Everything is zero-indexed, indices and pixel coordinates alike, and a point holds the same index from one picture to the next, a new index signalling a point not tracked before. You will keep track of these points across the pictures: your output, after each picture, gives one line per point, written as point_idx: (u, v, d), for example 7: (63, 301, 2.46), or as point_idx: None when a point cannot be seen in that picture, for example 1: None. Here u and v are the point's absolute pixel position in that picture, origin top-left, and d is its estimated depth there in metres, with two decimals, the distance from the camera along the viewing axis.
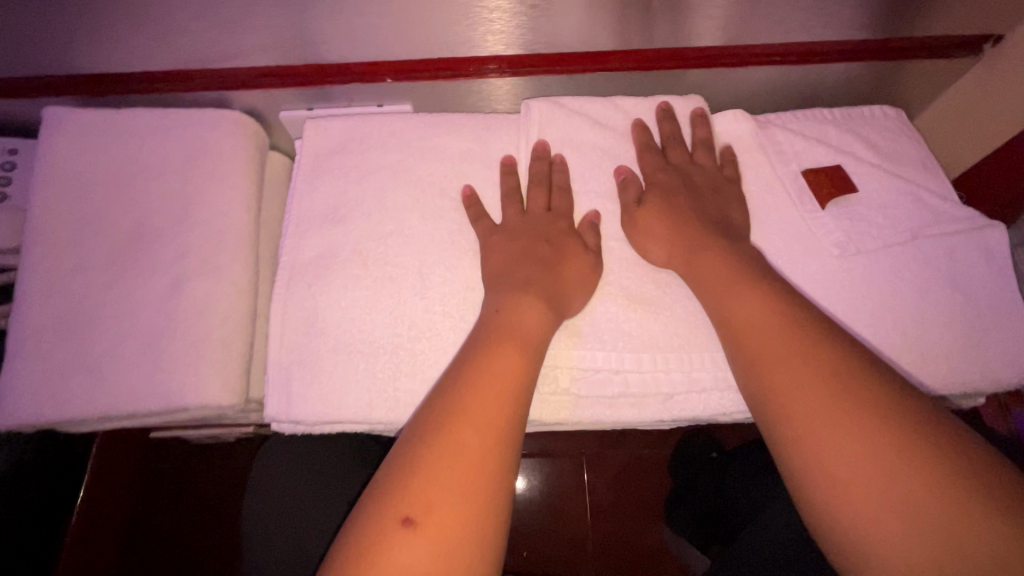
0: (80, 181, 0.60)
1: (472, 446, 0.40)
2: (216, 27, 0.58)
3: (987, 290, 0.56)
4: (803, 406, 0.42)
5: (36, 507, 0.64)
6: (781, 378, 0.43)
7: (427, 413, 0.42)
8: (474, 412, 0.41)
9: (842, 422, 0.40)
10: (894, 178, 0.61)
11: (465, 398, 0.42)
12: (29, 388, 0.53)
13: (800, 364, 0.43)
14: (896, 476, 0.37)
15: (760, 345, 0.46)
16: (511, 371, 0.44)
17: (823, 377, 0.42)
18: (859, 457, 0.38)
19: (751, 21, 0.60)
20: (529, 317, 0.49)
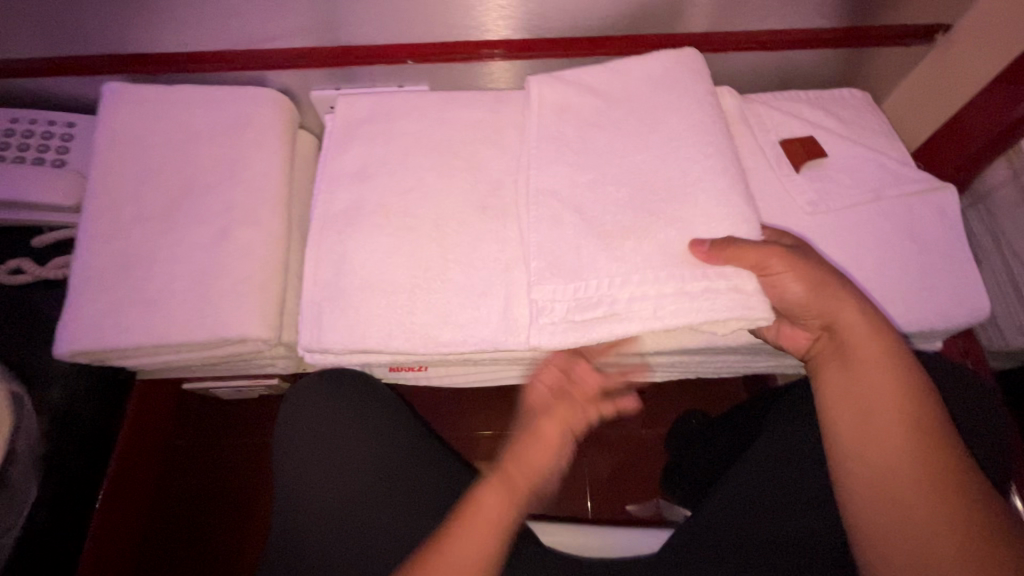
0: (136, 145, 0.68)
1: (491, 516, 0.52)
2: (262, 10, 0.67)
3: (940, 242, 0.63)
4: (868, 414, 0.50)
5: (88, 440, 0.71)
6: (856, 378, 0.52)
7: (473, 487, 0.55)
8: (485, 509, 0.52)
9: (890, 439, 0.49)
10: (860, 147, 0.68)
11: (483, 495, 0.53)
12: (95, 319, 0.61)
13: (882, 367, 0.51)
14: (907, 493, 0.47)
15: (857, 363, 0.52)
16: (502, 495, 0.53)
17: (900, 408, 0.49)
18: (885, 453, 0.48)
19: (731, 8, 0.68)
20: (540, 447, 0.58)
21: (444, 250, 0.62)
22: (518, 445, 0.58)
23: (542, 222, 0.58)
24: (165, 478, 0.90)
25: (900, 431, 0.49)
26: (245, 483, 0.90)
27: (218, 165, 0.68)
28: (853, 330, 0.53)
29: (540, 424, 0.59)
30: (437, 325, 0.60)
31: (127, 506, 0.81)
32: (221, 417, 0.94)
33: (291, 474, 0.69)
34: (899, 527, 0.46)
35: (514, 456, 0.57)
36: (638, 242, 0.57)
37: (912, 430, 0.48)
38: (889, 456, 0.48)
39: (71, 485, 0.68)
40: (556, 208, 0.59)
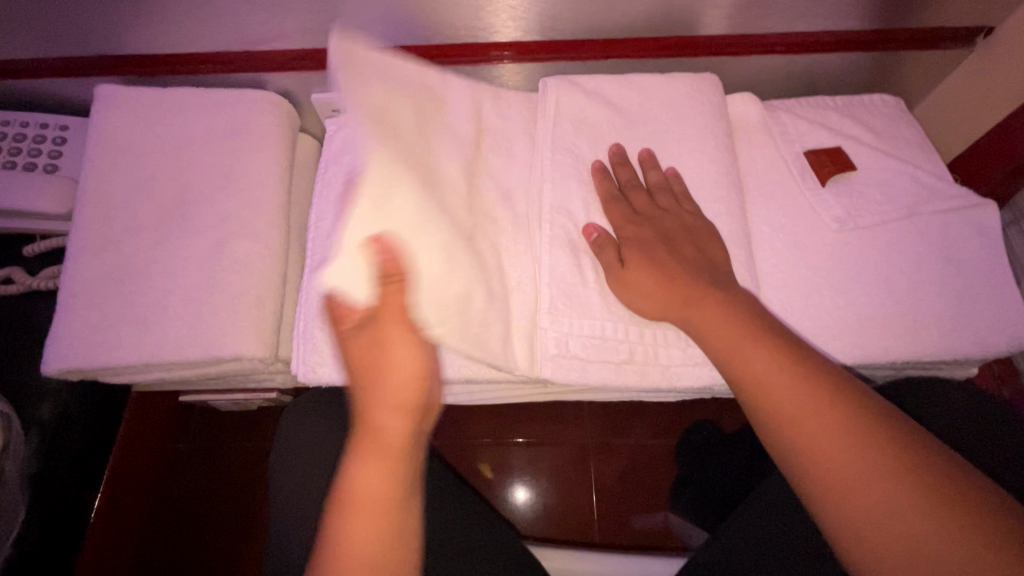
0: (129, 152, 0.65)
1: (374, 495, 0.46)
2: (259, 12, 0.63)
3: (979, 263, 0.59)
4: (782, 401, 0.43)
5: (81, 458, 0.68)
6: (755, 373, 0.45)
7: (349, 472, 0.47)
8: (377, 491, 0.46)
9: (799, 414, 0.42)
10: (892, 159, 0.64)
11: (361, 477, 0.46)
12: (84, 336, 0.58)
13: (757, 349, 0.45)
14: (866, 475, 0.39)
15: (717, 330, 0.47)
16: (383, 470, 0.47)
17: (792, 374, 0.44)
18: (827, 445, 0.40)
19: (756, 10, 0.64)
20: (408, 358, 0.50)
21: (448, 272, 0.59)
22: (376, 376, 0.50)
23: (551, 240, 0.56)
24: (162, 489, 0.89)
25: (819, 406, 0.42)
26: (244, 494, 0.89)
27: (214, 172, 0.65)
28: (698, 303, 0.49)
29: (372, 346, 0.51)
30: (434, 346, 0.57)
31: (123, 519, 0.79)
32: (219, 426, 0.92)
33: (288, 496, 0.66)
34: (883, 522, 0.37)
35: (389, 393, 0.50)
36: None
37: (823, 400, 0.42)
38: (819, 433, 0.41)
39: (64, 504, 0.66)
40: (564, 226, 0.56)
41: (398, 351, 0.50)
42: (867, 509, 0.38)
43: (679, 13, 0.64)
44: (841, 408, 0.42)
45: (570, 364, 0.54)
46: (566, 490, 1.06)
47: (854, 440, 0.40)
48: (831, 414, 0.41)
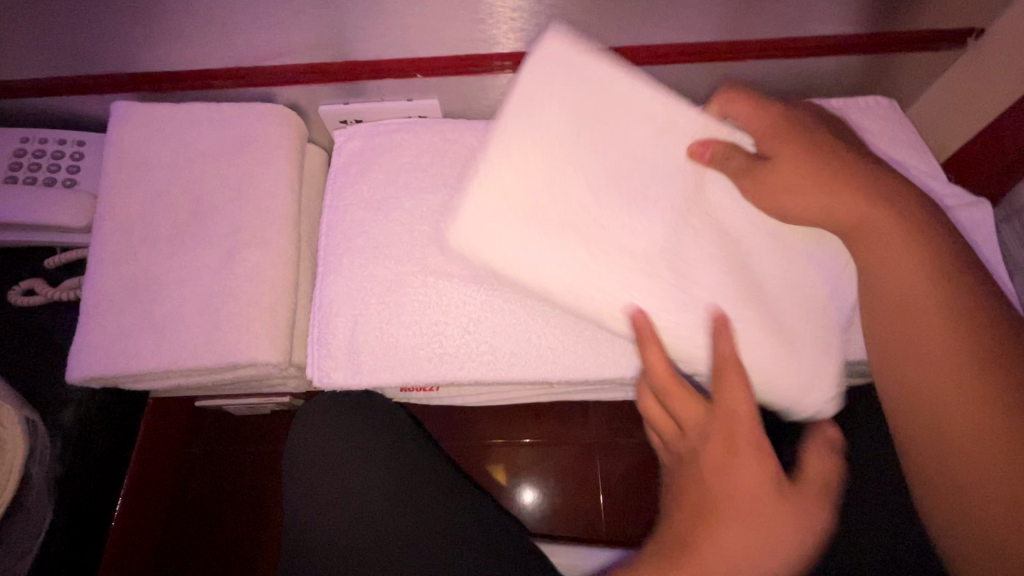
0: (146, 166, 0.68)
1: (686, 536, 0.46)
2: (266, 28, 0.65)
3: (972, 260, 0.60)
4: (910, 348, 0.47)
5: (96, 457, 0.70)
6: (913, 338, 0.47)
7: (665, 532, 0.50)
8: (722, 498, 0.48)
9: (949, 365, 0.45)
10: (886, 160, 0.65)
11: (724, 486, 0.48)
12: (104, 344, 0.61)
13: (917, 320, 0.47)
14: (959, 419, 0.43)
15: (893, 292, 0.49)
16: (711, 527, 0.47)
17: (938, 315, 0.46)
18: (963, 404, 0.44)
19: (750, 17, 0.66)
20: (744, 411, 0.50)
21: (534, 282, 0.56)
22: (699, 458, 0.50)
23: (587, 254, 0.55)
24: (179, 493, 0.91)
25: (947, 346, 0.45)
26: (259, 494, 0.91)
27: (228, 184, 0.67)
28: (903, 292, 0.49)
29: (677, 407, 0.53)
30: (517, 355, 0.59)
31: (142, 519, 0.82)
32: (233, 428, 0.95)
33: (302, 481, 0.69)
34: (982, 471, 0.42)
35: (712, 474, 0.49)
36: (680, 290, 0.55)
37: (965, 343, 0.45)
38: (935, 371, 0.45)
39: (83, 504, 0.68)
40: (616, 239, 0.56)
41: (700, 406, 0.52)
42: (942, 451, 0.44)
43: (676, 23, 0.66)
44: (977, 381, 0.44)
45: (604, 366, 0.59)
46: (572, 489, 1.07)
47: (961, 381, 0.44)
48: (956, 357, 0.45)
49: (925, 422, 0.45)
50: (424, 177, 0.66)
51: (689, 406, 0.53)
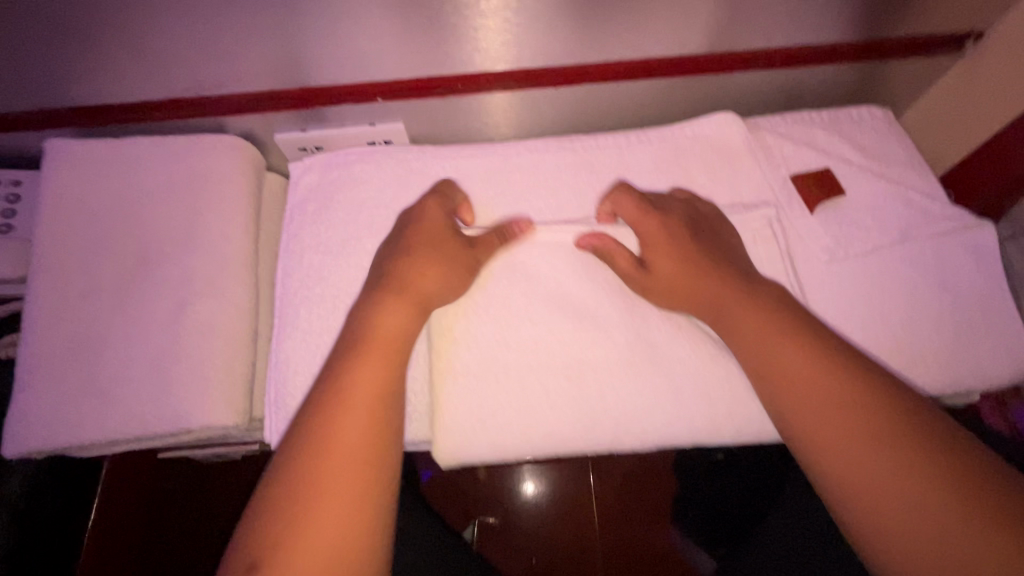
0: (85, 211, 0.62)
1: (341, 473, 0.38)
2: (209, 56, 0.60)
3: (976, 287, 0.56)
4: (803, 415, 0.43)
5: (54, 524, 0.66)
6: (790, 400, 0.44)
7: (329, 408, 0.41)
8: (389, 333, 0.46)
9: (855, 448, 0.40)
10: (882, 179, 0.61)
11: (377, 321, 0.47)
12: (43, 415, 0.56)
13: (801, 378, 0.44)
14: (872, 477, 0.39)
15: (769, 351, 0.46)
16: (382, 364, 0.44)
17: (801, 364, 0.45)
18: (880, 471, 0.39)
19: (735, 29, 0.61)
20: (431, 279, 0.51)
21: (483, 416, 0.54)
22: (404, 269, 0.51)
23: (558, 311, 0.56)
24: (151, 542, 0.87)
25: (851, 425, 0.41)
26: None
27: (174, 228, 0.62)
28: (779, 363, 0.45)
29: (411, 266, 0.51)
30: (500, 454, 0.54)
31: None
32: (206, 471, 0.90)
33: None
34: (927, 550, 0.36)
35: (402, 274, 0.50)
36: (659, 346, 0.55)
37: (866, 414, 0.41)
38: (829, 439, 0.41)
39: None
40: (580, 353, 0.55)
41: (434, 257, 0.52)
42: (893, 536, 0.38)
43: (654, 35, 0.61)
44: (885, 443, 0.40)
45: (604, 430, 0.54)
46: (569, 514, 1.04)
47: (875, 466, 0.39)
48: (863, 428, 0.41)
49: (847, 499, 0.40)
50: (387, 215, 0.61)
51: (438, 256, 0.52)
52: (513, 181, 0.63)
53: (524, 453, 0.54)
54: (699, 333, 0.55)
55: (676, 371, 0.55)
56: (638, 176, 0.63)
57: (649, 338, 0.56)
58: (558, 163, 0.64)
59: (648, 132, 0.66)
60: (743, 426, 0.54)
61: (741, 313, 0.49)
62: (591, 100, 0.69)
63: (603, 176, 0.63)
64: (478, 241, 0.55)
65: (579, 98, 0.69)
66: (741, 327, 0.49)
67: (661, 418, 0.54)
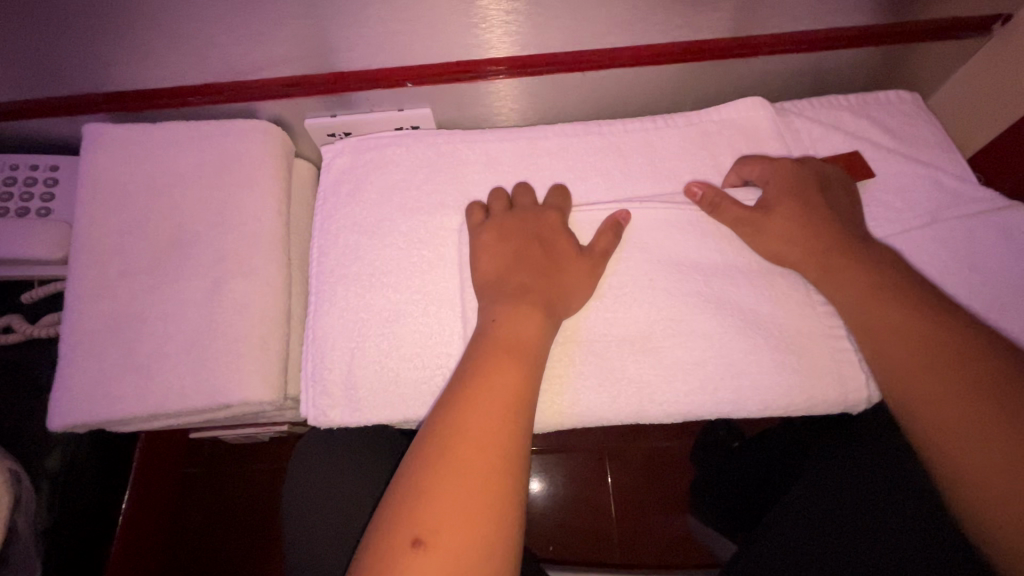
0: (122, 193, 0.64)
1: (484, 429, 0.43)
2: (244, 42, 0.61)
3: (1007, 269, 0.56)
4: (911, 379, 0.47)
5: (92, 500, 0.68)
6: (903, 368, 0.48)
7: (467, 370, 0.47)
8: (513, 340, 0.48)
9: (954, 414, 0.44)
10: (910, 162, 0.61)
11: (507, 325, 0.49)
12: (85, 389, 0.57)
13: (912, 348, 0.48)
14: (976, 442, 0.43)
15: (883, 314, 0.50)
16: (511, 365, 0.47)
17: (917, 335, 0.48)
18: (986, 439, 0.43)
19: (764, 12, 0.61)
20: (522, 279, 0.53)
21: None
22: (552, 251, 0.55)
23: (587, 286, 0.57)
24: (179, 520, 0.89)
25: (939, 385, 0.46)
26: (261, 522, 0.89)
27: (209, 209, 0.63)
28: (890, 324, 0.49)
29: (556, 250, 0.55)
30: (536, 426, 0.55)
31: (142, 553, 0.80)
32: (233, 453, 0.92)
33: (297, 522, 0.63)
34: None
35: (529, 282, 0.53)
36: (687, 320, 0.56)
37: (962, 384, 0.45)
38: (939, 405, 0.45)
39: (73, 555, 0.66)
40: (599, 327, 0.56)
41: (524, 245, 0.55)
42: (992, 496, 0.42)
43: (683, 19, 0.62)
44: (994, 414, 0.43)
45: (629, 404, 0.55)
46: (587, 504, 1.05)
47: (986, 434, 0.43)
48: (968, 395, 0.44)
49: (949, 460, 0.44)
50: (419, 197, 0.62)
51: (526, 251, 0.54)
52: (542, 164, 0.64)
53: (553, 420, 0.55)
54: (721, 308, 0.56)
55: (698, 341, 0.55)
56: (665, 158, 0.64)
57: (673, 311, 0.56)
58: (586, 146, 0.65)
59: (675, 116, 0.66)
60: (770, 399, 0.54)
61: (855, 272, 0.52)
62: (617, 85, 0.70)
63: (630, 158, 0.64)
64: (519, 204, 0.59)
65: (604, 83, 0.70)
66: (851, 284, 0.52)
67: (684, 387, 0.54)
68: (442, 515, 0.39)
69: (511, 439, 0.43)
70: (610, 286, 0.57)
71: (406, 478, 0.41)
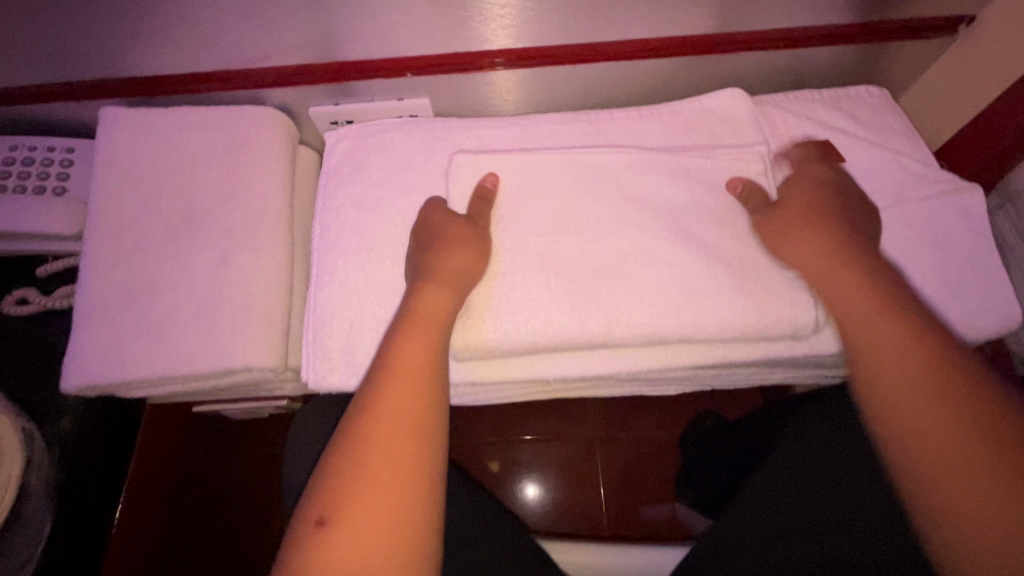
0: (136, 173, 0.68)
1: (415, 365, 0.47)
2: (254, 32, 0.64)
3: (967, 248, 0.60)
4: (876, 362, 0.47)
5: (99, 465, 0.71)
6: (877, 355, 0.47)
7: (392, 341, 0.49)
8: (448, 270, 0.55)
9: (923, 406, 0.44)
10: (878, 149, 0.66)
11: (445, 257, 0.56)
12: (99, 353, 0.61)
13: (881, 327, 0.48)
14: (939, 444, 0.42)
15: (841, 298, 0.52)
16: (444, 294, 0.54)
17: (886, 317, 0.49)
18: (946, 444, 0.42)
19: (742, 10, 0.65)
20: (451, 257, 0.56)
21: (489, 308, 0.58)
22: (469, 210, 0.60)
23: (573, 222, 0.61)
24: (180, 493, 0.92)
25: (920, 415, 0.44)
26: (258, 494, 0.92)
27: (219, 189, 0.67)
28: (854, 304, 0.51)
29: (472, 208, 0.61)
30: (496, 342, 0.57)
31: (143, 520, 0.83)
32: (232, 428, 0.95)
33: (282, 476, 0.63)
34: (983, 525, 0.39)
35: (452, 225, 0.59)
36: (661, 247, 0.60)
37: (925, 374, 0.45)
38: (905, 404, 0.45)
39: (81, 516, 0.69)
40: (577, 258, 0.60)
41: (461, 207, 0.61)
42: (939, 499, 0.41)
43: (667, 15, 0.66)
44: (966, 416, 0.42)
45: (595, 328, 0.57)
46: (575, 485, 1.08)
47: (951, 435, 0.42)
48: (929, 388, 0.44)
49: (912, 460, 0.43)
50: (416, 179, 0.66)
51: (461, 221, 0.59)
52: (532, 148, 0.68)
53: (522, 343, 0.57)
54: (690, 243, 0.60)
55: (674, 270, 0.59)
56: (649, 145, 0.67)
57: (654, 243, 0.60)
58: (575, 133, 0.68)
59: (660, 106, 0.70)
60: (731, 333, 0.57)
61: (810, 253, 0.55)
62: (605, 76, 0.74)
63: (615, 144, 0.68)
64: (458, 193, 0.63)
65: (593, 76, 0.74)
66: (804, 256, 0.56)
67: (652, 311, 0.57)
68: (364, 478, 0.41)
69: (428, 387, 0.46)
70: (590, 221, 0.61)
71: (343, 441, 0.43)
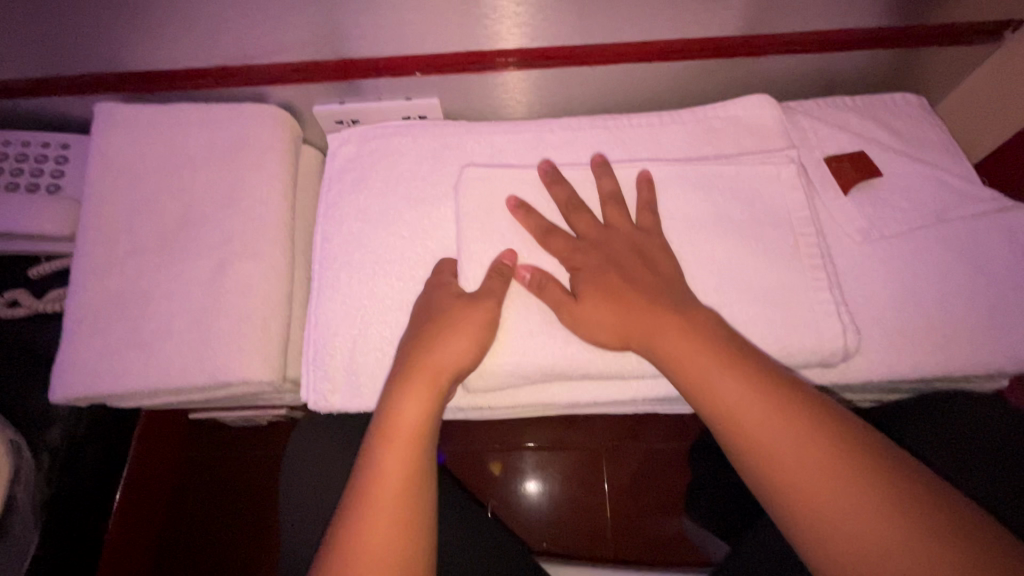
0: (133, 173, 0.65)
1: (414, 423, 0.47)
2: (256, 27, 0.61)
3: (1011, 271, 0.56)
4: (766, 459, 0.41)
5: (90, 475, 0.69)
6: (774, 454, 0.41)
7: (389, 397, 0.48)
8: (438, 356, 0.50)
9: (850, 503, 0.38)
10: (915, 163, 0.62)
11: (441, 348, 0.50)
12: (90, 363, 0.58)
13: (767, 424, 0.42)
14: (872, 543, 0.37)
15: (704, 382, 0.45)
16: (425, 390, 0.48)
17: (753, 406, 0.43)
18: (880, 541, 0.37)
19: (773, 12, 0.61)
20: (450, 352, 0.50)
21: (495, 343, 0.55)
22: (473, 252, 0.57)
23: None
24: (179, 498, 0.90)
25: (858, 520, 0.38)
26: (257, 500, 0.90)
27: (217, 192, 0.64)
28: (722, 397, 0.44)
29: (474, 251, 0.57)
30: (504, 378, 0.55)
31: (138, 526, 0.81)
32: (231, 434, 0.93)
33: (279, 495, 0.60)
34: None
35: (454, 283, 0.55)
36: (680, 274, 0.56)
37: (840, 466, 0.40)
38: (822, 500, 0.39)
39: (70, 528, 0.67)
40: None
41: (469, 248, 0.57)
42: None
43: (692, 16, 0.62)
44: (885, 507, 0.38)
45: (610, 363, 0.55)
46: (580, 498, 1.05)
47: (885, 528, 0.37)
48: (846, 476, 0.39)
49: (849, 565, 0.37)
50: (425, 186, 0.62)
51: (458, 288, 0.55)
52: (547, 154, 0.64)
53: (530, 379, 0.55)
54: (712, 267, 0.56)
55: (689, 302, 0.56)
56: (670, 154, 0.64)
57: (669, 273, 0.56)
58: (593, 139, 0.65)
59: (682, 112, 0.66)
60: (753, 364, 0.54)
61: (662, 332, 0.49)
62: (623, 80, 0.70)
63: (635, 152, 0.64)
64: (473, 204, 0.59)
65: (611, 79, 0.70)
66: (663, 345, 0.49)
67: None
68: (362, 551, 0.41)
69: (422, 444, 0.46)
70: None
71: (344, 525, 0.43)
